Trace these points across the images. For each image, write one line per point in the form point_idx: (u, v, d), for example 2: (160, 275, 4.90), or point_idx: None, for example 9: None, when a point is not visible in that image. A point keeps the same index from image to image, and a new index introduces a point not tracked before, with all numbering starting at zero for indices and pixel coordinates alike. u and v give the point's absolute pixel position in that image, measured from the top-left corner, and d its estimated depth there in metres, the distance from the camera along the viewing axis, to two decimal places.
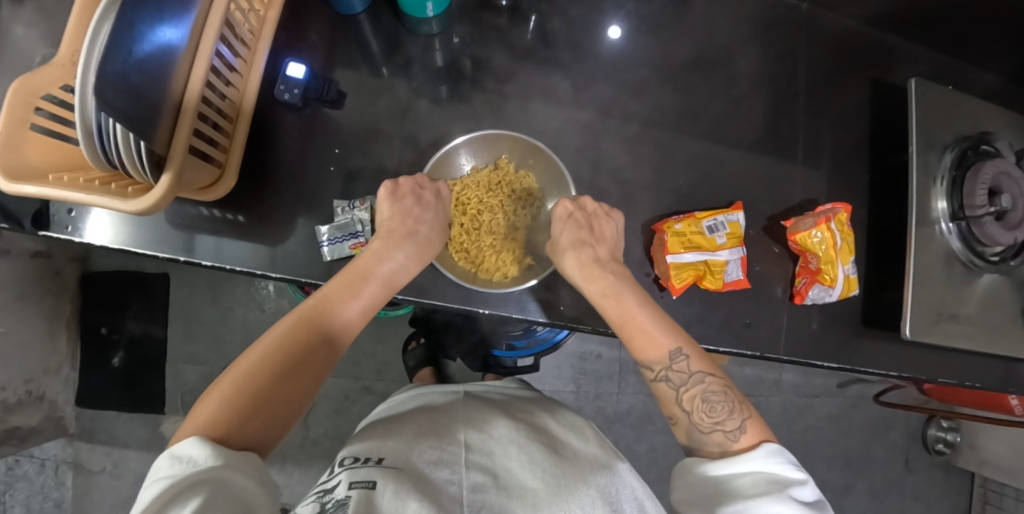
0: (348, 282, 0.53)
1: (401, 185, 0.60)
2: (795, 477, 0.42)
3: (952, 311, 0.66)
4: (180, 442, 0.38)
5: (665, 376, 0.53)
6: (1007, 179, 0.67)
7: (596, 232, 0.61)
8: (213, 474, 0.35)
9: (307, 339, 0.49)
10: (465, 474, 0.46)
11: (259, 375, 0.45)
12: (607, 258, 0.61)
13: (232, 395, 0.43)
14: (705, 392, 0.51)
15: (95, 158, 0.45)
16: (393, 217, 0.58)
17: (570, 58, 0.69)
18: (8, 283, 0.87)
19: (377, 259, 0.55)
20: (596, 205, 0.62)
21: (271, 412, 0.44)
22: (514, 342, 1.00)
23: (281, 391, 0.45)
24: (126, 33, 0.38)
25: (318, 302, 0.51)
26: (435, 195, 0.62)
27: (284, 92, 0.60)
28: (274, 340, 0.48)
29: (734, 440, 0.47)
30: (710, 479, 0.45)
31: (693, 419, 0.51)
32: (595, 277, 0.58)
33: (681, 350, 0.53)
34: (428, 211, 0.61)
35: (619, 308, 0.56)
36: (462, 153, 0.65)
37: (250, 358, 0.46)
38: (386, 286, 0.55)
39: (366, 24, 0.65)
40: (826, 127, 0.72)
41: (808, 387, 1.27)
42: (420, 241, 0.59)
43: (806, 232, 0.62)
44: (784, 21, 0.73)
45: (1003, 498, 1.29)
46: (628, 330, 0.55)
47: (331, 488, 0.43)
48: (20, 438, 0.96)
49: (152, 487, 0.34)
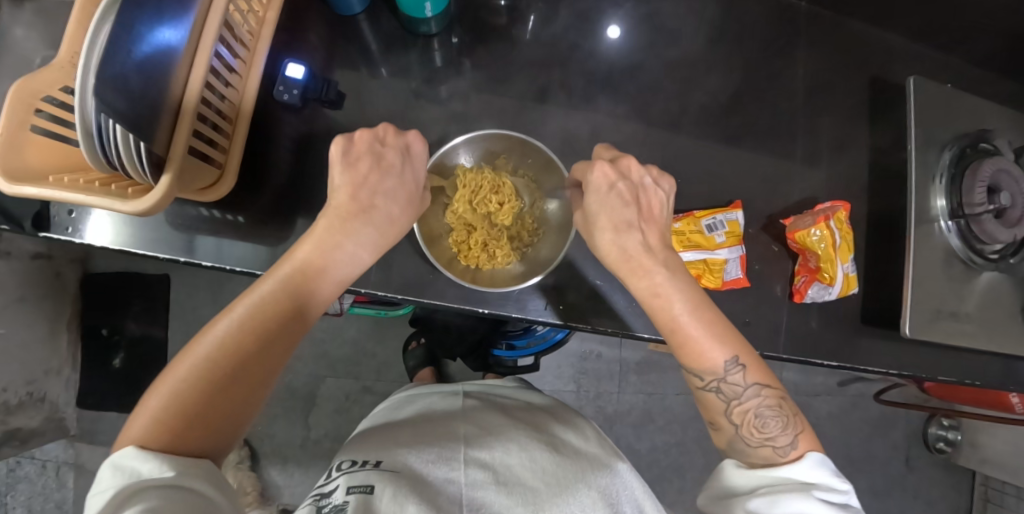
0: (295, 278, 0.49)
1: (355, 145, 0.53)
2: (834, 486, 0.44)
3: (952, 310, 0.66)
4: (123, 448, 0.39)
5: (716, 386, 0.50)
6: (1005, 177, 0.68)
7: (641, 209, 0.54)
8: (166, 483, 0.37)
9: (247, 346, 0.45)
10: (465, 471, 0.47)
11: (193, 388, 0.42)
12: (656, 242, 0.54)
13: (165, 410, 0.41)
14: (759, 407, 0.49)
15: (96, 161, 0.46)
16: (345, 188, 0.52)
17: (569, 58, 0.69)
18: (9, 284, 0.87)
19: (328, 251, 0.50)
20: (641, 171, 0.55)
21: (211, 426, 0.42)
22: (514, 341, 1.01)
23: (224, 403, 0.43)
24: (125, 35, 0.38)
25: (260, 300, 0.47)
26: (399, 153, 0.54)
27: (284, 93, 0.60)
28: (209, 349, 0.44)
29: (784, 455, 0.46)
30: (745, 480, 0.47)
31: (741, 432, 0.49)
32: (639, 272, 0.51)
33: (737, 360, 0.49)
34: (389, 177, 0.53)
35: (667, 314, 0.50)
36: (462, 152, 0.63)
37: (183, 368, 0.43)
38: (339, 282, 0.51)
39: (365, 24, 0.65)
40: (825, 126, 0.72)
41: (808, 386, 1.27)
42: (379, 221, 0.52)
43: (805, 230, 0.63)
44: (783, 19, 0.73)
45: (1005, 496, 1.29)
46: (679, 337, 0.50)
47: (329, 491, 0.44)
48: (20, 440, 0.96)
49: (100, 498, 0.37)
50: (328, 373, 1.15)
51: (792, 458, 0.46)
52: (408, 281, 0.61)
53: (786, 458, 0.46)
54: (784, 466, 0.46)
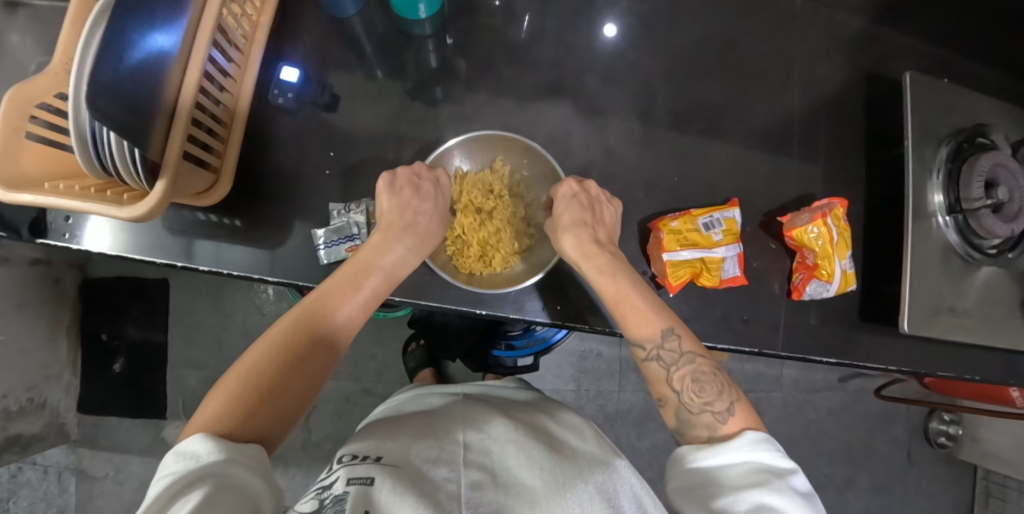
0: (351, 275, 0.52)
1: (398, 177, 0.59)
2: (783, 466, 0.42)
3: (950, 305, 0.66)
4: (188, 437, 0.38)
5: (656, 354, 0.51)
6: (1002, 172, 0.68)
7: (597, 214, 0.60)
8: (218, 469, 0.36)
9: (310, 334, 0.48)
10: (464, 472, 0.46)
11: (263, 371, 0.45)
12: (606, 241, 0.60)
13: (237, 391, 0.43)
14: (695, 373, 0.50)
15: (91, 167, 0.45)
16: (391, 210, 0.57)
17: (565, 57, 0.69)
18: (8, 290, 0.87)
19: (378, 252, 0.54)
20: (598, 190, 0.62)
21: (273, 408, 0.44)
22: (514, 342, 1.01)
23: (288, 385, 0.45)
24: (118, 41, 0.38)
25: (322, 295, 0.50)
26: (434, 185, 0.60)
27: (278, 96, 0.61)
28: (277, 334, 0.47)
29: (722, 421, 0.46)
30: (697, 471, 0.44)
31: (682, 399, 0.49)
32: (590, 257, 0.57)
33: (673, 329, 0.52)
34: (427, 202, 0.59)
35: (612, 288, 0.55)
36: (457, 154, 0.64)
37: (255, 353, 0.46)
38: (389, 278, 0.54)
39: (359, 26, 0.65)
40: (822, 122, 0.72)
41: (808, 382, 1.27)
42: (421, 233, 0.58)
43: (801, 228, 0.63)
44: (778, 16, 0.73)
45: (1006, 490, 1.28)
46: (622, 307, 0.54)
47: (330, 483, 0.44)
48: (22, 445, 0.97)
49: (157, 485, 0.35)
50: (328, 375, 1.15)
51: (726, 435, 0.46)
52: (406, 284, 0.61)
53: (725, 425, 0.46)
54: (733, 449, 0.43)
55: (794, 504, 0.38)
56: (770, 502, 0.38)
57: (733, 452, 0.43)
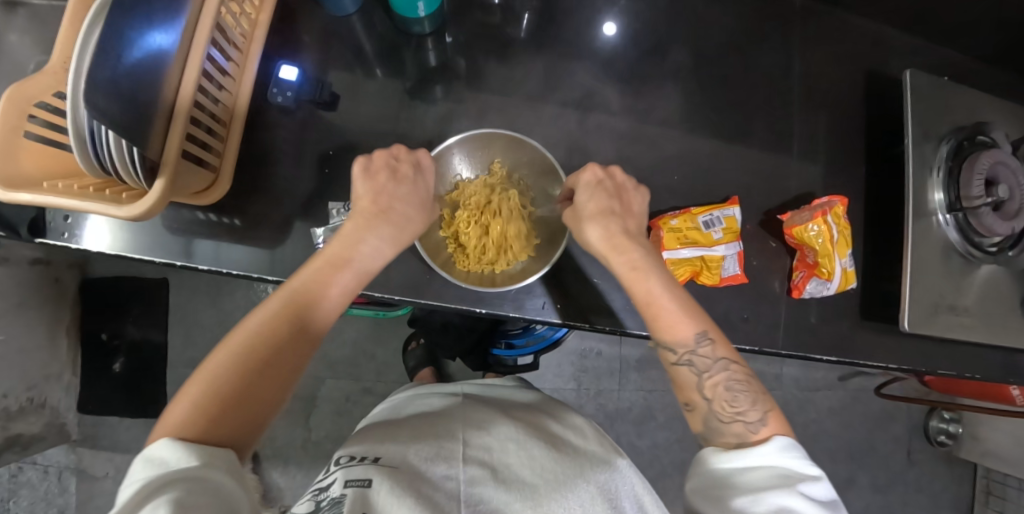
0: (321, 272, 0.51)
1: (374, 160, 0.57)
2: (809, 472, 0.42)
3: (951, 303, 0.66)
4: (156, 443, 0.39)
5: (688, 359, 0.50)
6: (1002, 170, 0.68)
7: (623, 203, 0.59)
8: (187, 474, 0.36)
9: (278, 334, 0.46)
10: (463, 468, 0.46)
11: (228, 376, 0.43)
12: (635, 230, 0.58)
13: (200, 399, 0.42)
14: (728, 381, 0.49)
15: (90, 167, 0.45)
16: (367, 195, 0.56)
17: (565, 55, 0.69)
18: (8, 290, 0.87)
19: (351, 246, 0.52)
20: (625, 177, 0.60)
21: (240, 414, 0.42)
22: (514, 340, 1.02)
23: (255, 390, 0.44)
24: (116, 40, 0.38)
25: (290, 295, 0.49)
26: (413, 168, 0.58)
27: (278, 96, 0.60)
28: (243, 338, 0.45)
29: (753, 431, 0.46)
30: (717, 473, 0.44)
31: (713, 407, 0.49)
32: (621, 250, 0.55)
33: (706, 333, 0.51)
34: (404, 185, 0.57)
35: (643, 287, 0.53)
36: (456, 153, 0.63)
37: (220, 357, 0.45)
38: (361, 275, 0.52)
39: (359, 25, 0.65)
40: (822, 120, 0.72)
41: (808, 381, 1.27)
42: (397, 220, 0.55)
43: (801, 226, 0.62)
44: (778, 14, 0.73)
45: (1006, 488, 1.28)
46: (653, 309, 0.52)
47: (327, 485, 0.44)
48: (22, 445, 0.97)
49: (128, 490, 0.36)
50: (328, 375, 1.15)
51: (761, 438, 0.46)
52: (406, 282, 0.61)
53: (757, 435, 0.46)
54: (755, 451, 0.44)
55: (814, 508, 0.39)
56: (791, 505, 0.39)
57: (759, 456, 0.44)
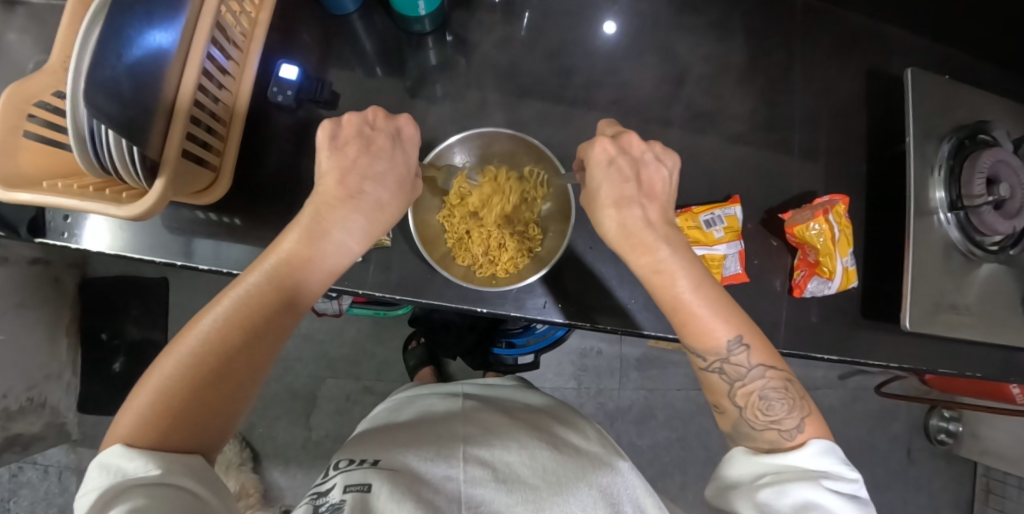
0: (280, 272, 0.47)
1: (342, 128, 0.51)
2: (846, 476, 0.43)
3: (952, 302, 0.66)
4: (110, 450, 0.39)
5: (719, 367, 0.49)
6: (1005, 168, 0.67)
7: (643, 184, 0.52)
8: (144, 483, 0.37)
9: (232, 341, 0.44)
10: (463, 468, 0.46)
11: (179, 385, 0.42)
12: (659, 217, 0.52)
13: (151, 409, 0.41)
14: (765, 389, 0.48)
15: (90, 167, 0.45)
16: (333, 175, 0.50)
17: (566, 54, 0.68)
18: (8, 290, 0.87)
19: (312, 243, 0.48)
20: (643, 147, 0.53)
21: (195, 424, 0.42)
22: (514, 339, 1.02)
23: (209, 399, 0.43)
24: (116, 39, 0.38)
25: (244, 298, 0.46)
26: (390, 137, 0.52)
27: (278, 94, 0.60)
28: (194, 345, 0.43)
29: (789, 439, 0.46)
30: (751, 470, 0.46)
31: (747, 415, 0.48)
32: (641, 248, 0.50)
33: (741, 339, 0.48)
34: (377, 161, 0.51)
35: (669, 291, 0.49)
36: (457, 151, 0.62)
37: (171, 363, 0.43)
38: (328, 274, 0.49)
39: (359, 24, 0.65)
40: (822, 119, 0.72)
41: (808, 380, 1.27)
42: (366, 208, 0.50)
43: (803, 224, 0.62)
44: (779, 13, 0.72)
45: (1006, 487, 1.28)
46: (682, 314, 0.49)
47: (326, 490, 0.44)
48: (22, 445, 0.97)
49: (87, 497, 0.37)
50: (328, 374, 1.15)
51: (799, 442, 0.46)
52: (407, 281, 0.60)
53: (792, 442, 0.46)
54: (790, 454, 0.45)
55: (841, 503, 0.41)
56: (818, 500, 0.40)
57: (796, 456, 0.44)
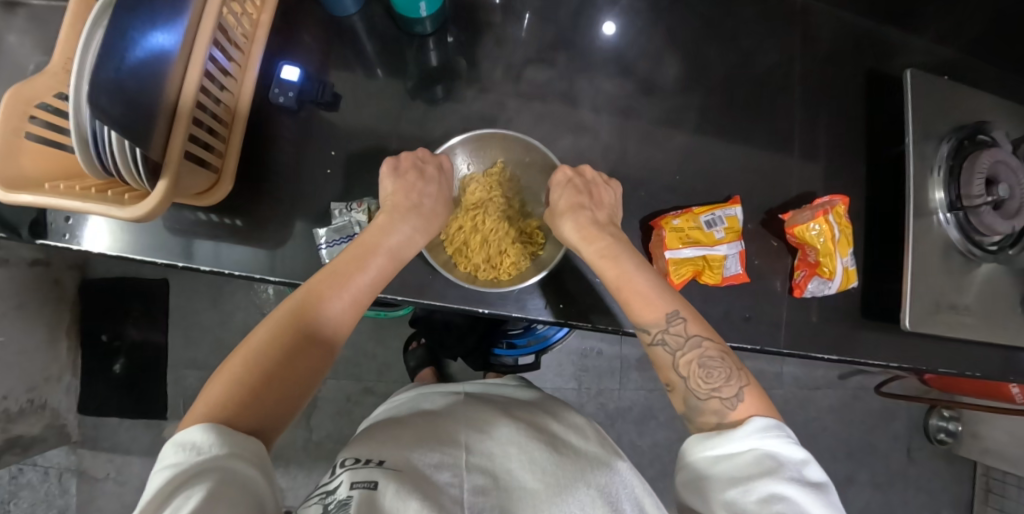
0: (356, 254, 0.53)
1: (402, 161, 0.59)
2: (794, 456, 0.41)
3: (952, 302, 0.66)
4: (187, 428, 0.38)
5: (661, 339, 0.51)
6: (1003, 168, 0.68)
7: (594, 197, 0.61)
8: (219, 463, 0.35)
9: (316, 315, 0.48)
10: (467, 476, 0.46)
11: (269, 352, 0.45)
12: (606, 222, 0.60)
13: (244, 374, 0.43)
14: (702, 357, 0.49)
15: (91, 167, 0.45)
16: (396, 191, 0.57)
17: (565, 55, 0.68)
18: (8, 291, 0.87)
19: (383, 232, 0.55)
20: (594, 173, 0.63)
21: (280, 391, 0.44)
22: (515, 340, 1.02)
23: (294, 367, 0.45)
24: (120, 40, 0.38)
25: (325, 276, 0.50)
26: (437, 168, 0.61)
27: (279, 96, 0.60)
28: (282, 316, 0.47)
29: (730, 407, 0.46)
30: (707, 460, 0.44)
31: (691, 385, 0.49)
32: (591, 239, 0.57)
33: (679, 312, 0.51)
34: (430, 185, 0.59)
35: (614, 270, 0.55)
36: (460, 153, 0.64)
37: (261, 333, 0.46)
38: (395, 258, 0.54)
39: (360, 25, 0.65)
40: (822, 119, 0.72)
41: (808, 380, 1.27)
42: (426, 214, 0.58)
43: (803, 225, 0.63)
44: (777, 13, 0.73)
45: (1006, 486, 1.29)
46: (624, 292, 0.53)
47: (334, 488, 0.44)
48: (22, 447, 0.96)
49: (158, 476, 0.34)
50: (328, 375, 1.15)
51: (735, 420, 0.45)
52: (408, 282, 0.60)
53: (734, 412, 0.46)
54: (738, 435, 0.43)
55: (803, 494, 0.38)
56: (781, 492, 0.38)
57: (744, 435, 0.43)
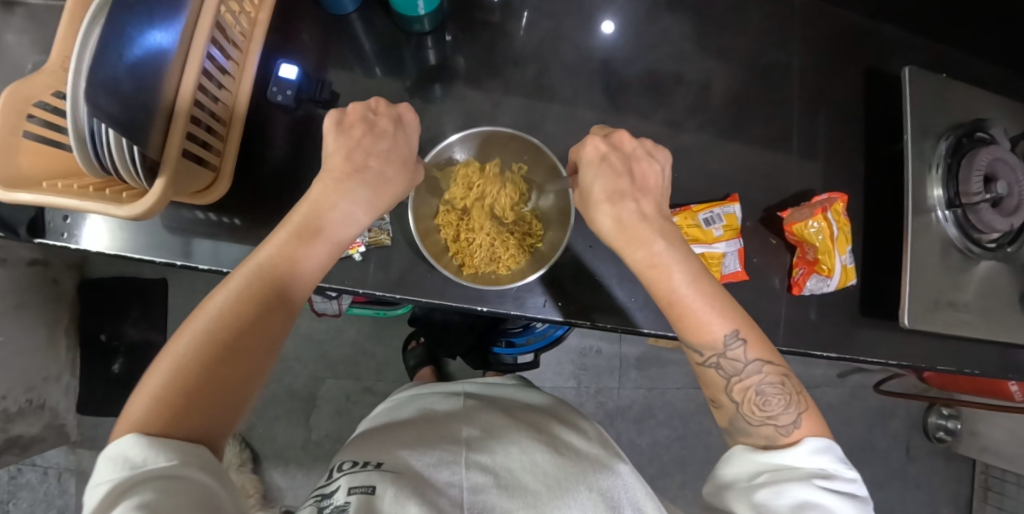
0: (290, 245, 0.49)
1: (347, 114, 0.54)
2: (840, 475, 0.43)
3: (950, 299, 0.66)
4: (117, 441, 0.38)
5: (716, 362, 0.49)
6: (1001, 165, 0.68)
7: (635, 178, 0.54)
8: (158, 474, 0.35)
9: (244, 316, 0.45)
10: (466, 475, 0.46)
11: (195, 361, 0.42)
12: (652, 210, 0.53)
13: (168, 389, 0.40)
14: (761, 384, 0.48)
15: (90, 166, 0.45)
16: (340, 152, 0.53)
17: (564, 53, 0.68)
18: (7, 291, 0.87)
19: (320, 214, 0.50)
20: (633, 144, 0.55)
21: (212, 401, 0.42)
22: (514, 338, 1.02)
23: (224, 374, 0.43)
24: (117, 39, 0.38)
25: (257, 274, 0.47)
26: (392, 122, 0.56)
27: (277, 94, 0.60)
28: (207, 322, 0.44)
29: (785, 434, 0.46)
30: (745, 470, 0.46)
31: (742, 410, 0.49)
32: (636, 241, 0.51)
33: (738, 333, 0.49)
34: (383, 141, 0.54)
35: (666, 284, 0.50)
36: (457, 149, 0.63)
37: (182, 345, 0.43)
38: (335, 245, 0.51)
39: (358, 23, 0.65)
40: (820, 117, 0.72)
41: (808, 378, 1.27)
42: (372, 181, 0.53)
43: (801, 222, 0.63)
44: (775, 11, 0.73)
45: (1005, 484, 1.29)
46: (677, 309, 0.50)
47: (331, 492, 0.44)
48: (22, 447, 0.96)
49: (97, 492, 0.35)
50: (328, 374, 1.15)
51: (794, 439, 0.46)
52: (407, 280, 0.60)
53: (788, 438, 0.46)
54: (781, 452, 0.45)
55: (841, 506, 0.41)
56: (816, 501, 0.41)
57: (793, 456, 0.45)
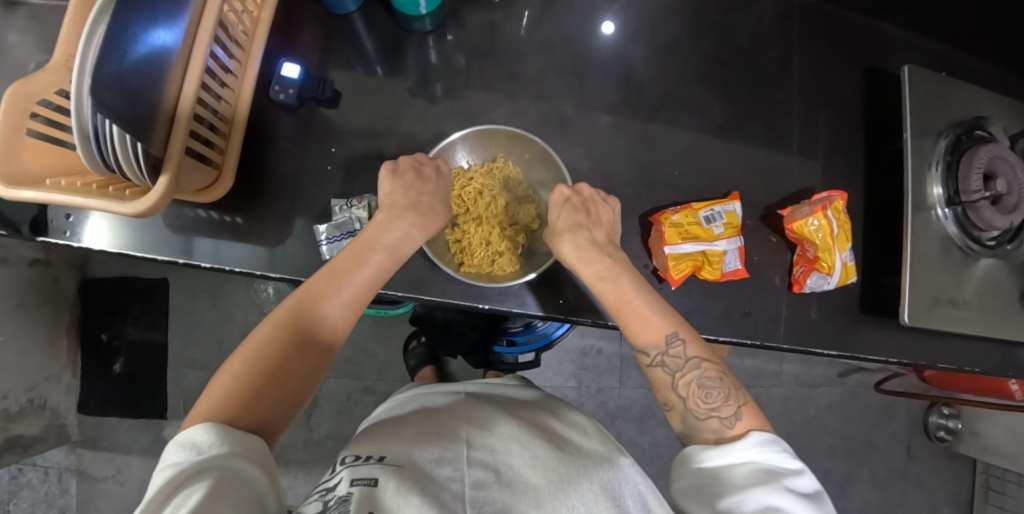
0: (358, 251, 0.53)
1: (398, 161, 0.59)
2: (791, 467, 0.43)
3: (950, 297, 0.66)
4: (189, 428, 0.38)
5: (661, 361, 0.53)
6: (1000, 164, 0.68)
7: (593, 215, 0.60)
8: (221, 462, 0.35)
9: (318, 312, 0.49)
10: (468, 470, 0.46)
11: (274, 349, 0.46)
12: (603, 240, 0.60)
13: (248, 370, 0.44)
14: (701, 378, 0.51)
15: (95, 165, 0.45)
16: (394, 192, 0.57)
17: (565, 52, 0.69)
18: (8, 291, 0.87)
19: (384, 229, 0.55)
20: (592, 191, 0.62)
21: (282, 391, 0.45)
22: (515, 337, 1.03)
23: (297, 362, 0.46)
24: (123, 36, 0.38)
25: (327, 275, 0.51)
26: (435, 170, 0.61)
27: (279, 93, 0.60)
28: (282, 315, 0.48)
29: (730, 426, 0.48)
30: (702, 470, 0.45)
31: (689, 404, 0.51)
32: (588, 260, 0.57)
33: (677, 333, 0.53)
34: (429, 184, 0.59)
35: (615, 292, 0.56)
36: (459, 148, 0.64)
37: (263, 331, 0.47)
38: (394, 256, 0.54)
39: (360, 23, 0.65)
40: (820, 116, 0.73)
41: (808, 377, 1.27)
42: (424, 211, 0.58)
43: (802, 220, 0.63)
44: (775, 10, 0.73)
45: (1005, 483, 1.30)
46: (624, 314, 0.55)
47: (334, 485, 0.44)
48: (22, 446, 0.96)
49: (161, 475, 0.35)
50: (329, 374, 1.15)
51: (738, 430, 0.48)
52: (409, 278, 0.61)
53: (733, 430, 0.48)
54: (730, 449, 0.45)
55: (799, 504, 0.39)
56: (777, 503, 0.39)
57: (740, 452, 0.45)
